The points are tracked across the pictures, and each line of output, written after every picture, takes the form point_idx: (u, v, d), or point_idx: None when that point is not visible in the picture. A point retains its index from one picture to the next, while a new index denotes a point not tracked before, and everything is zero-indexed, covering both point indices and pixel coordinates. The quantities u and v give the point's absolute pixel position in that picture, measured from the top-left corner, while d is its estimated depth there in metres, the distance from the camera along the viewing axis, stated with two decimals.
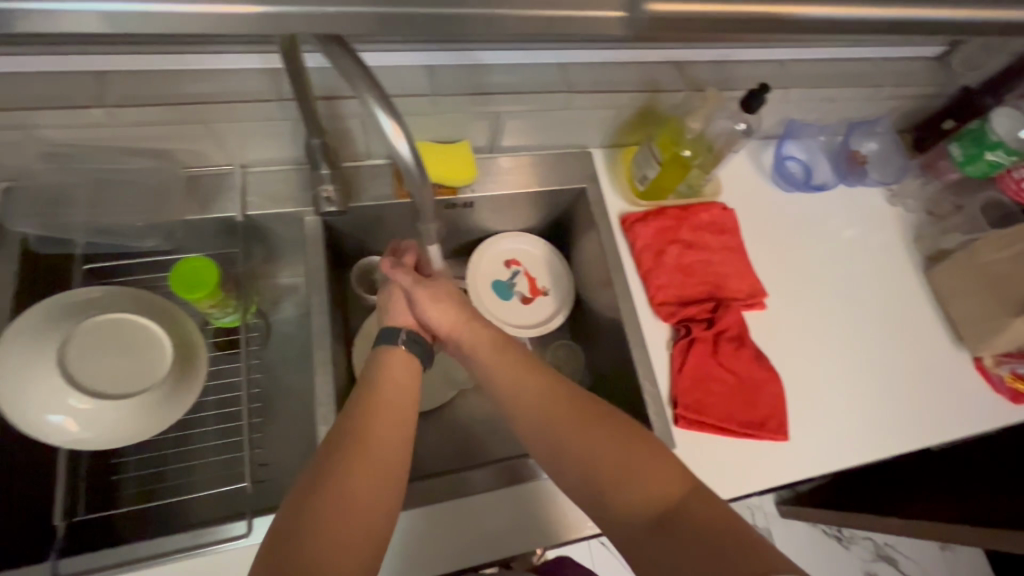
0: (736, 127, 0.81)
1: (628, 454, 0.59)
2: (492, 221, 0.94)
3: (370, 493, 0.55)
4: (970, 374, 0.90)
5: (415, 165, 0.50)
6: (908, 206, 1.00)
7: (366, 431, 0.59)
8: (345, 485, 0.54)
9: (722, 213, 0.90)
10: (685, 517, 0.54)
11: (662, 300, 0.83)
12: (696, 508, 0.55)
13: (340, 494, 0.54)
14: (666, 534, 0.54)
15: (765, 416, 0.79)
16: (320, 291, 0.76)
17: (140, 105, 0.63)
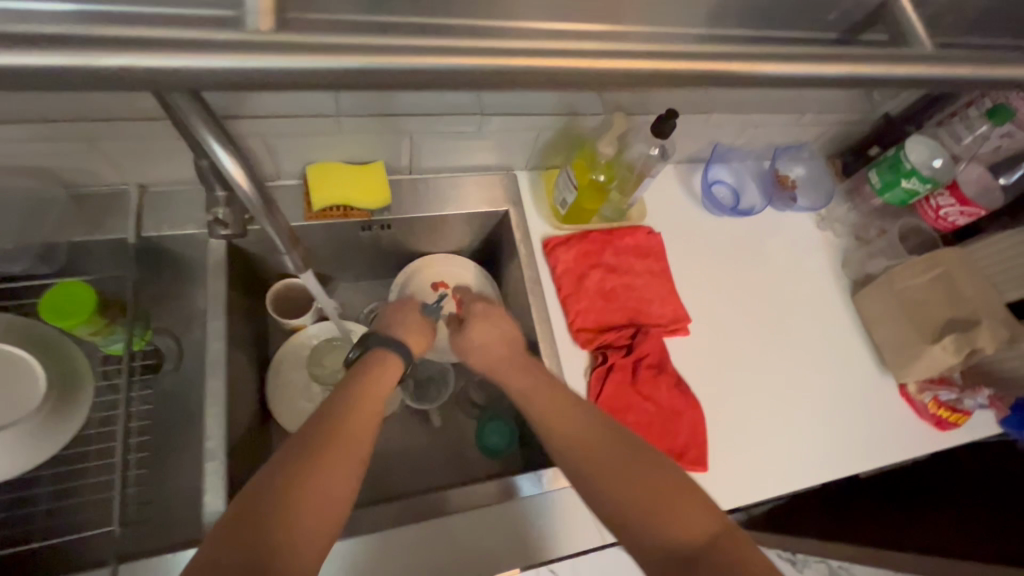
0: (651, 152, 0.80)
1: (657, 491, 0.55)
2: (417, 242, 0.91)
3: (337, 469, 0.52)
4: (895, 401, 0.90)
5: (255, 197, 0.49)
6: (836, 231, 1.01)
7: (355, 416, 0.57)
8: (324, 471, 0.51)
9: (647, 237, 0.90)
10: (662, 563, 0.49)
11: (582, 326, 0.82)
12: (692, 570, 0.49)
13: (316, 482, 0.50)
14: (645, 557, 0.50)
15: (684, 446, 0.77)
16: (219, 318, 0.73)
17: (12, 123, 0.60)
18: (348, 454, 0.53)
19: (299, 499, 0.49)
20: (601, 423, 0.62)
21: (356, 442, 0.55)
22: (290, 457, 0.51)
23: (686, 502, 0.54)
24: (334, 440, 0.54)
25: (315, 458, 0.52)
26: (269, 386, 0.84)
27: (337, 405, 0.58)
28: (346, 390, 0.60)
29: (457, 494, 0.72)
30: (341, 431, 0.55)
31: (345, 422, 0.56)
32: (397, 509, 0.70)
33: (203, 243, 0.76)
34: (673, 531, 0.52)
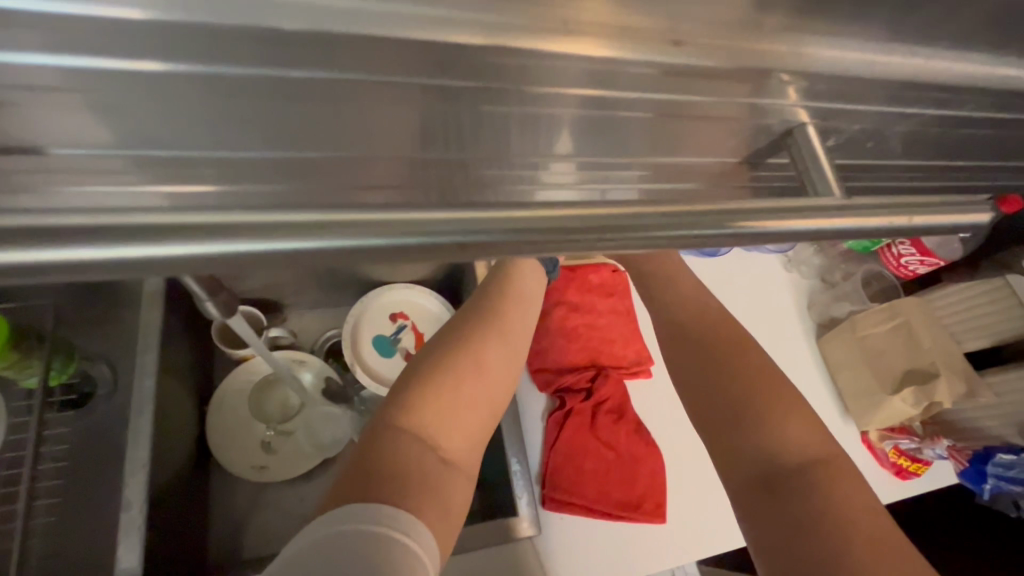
0: None
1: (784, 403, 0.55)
2: (377, 272, 0.88)
3: (483, 370, 0.56)
4: (857, 448, 0.88)
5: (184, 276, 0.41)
6: (803, 272, 1.01)
7: (504, 315, 0.63)
8: (486, 360, 0.57)
9: (612, 275, 0.88)
10: (799, 484, 0.50)
11: (540, 366, 0.79)
12: (835, 482, 0.49)
13: (462, 369, 0.55)
14: (783, 496, 0.50)
15: (641, 496, 0.74)
16: (152, 350, 0.68)
17: None
18: (496, 347, 0.59)
19: (449, 382, 0.53)
20: (740, 330, 0.61)
21: (501, 347, 0.60)
22: (448, 346, 0.57)
23: (808, 417, 0.54)
24: (486, 336, 0.59)
25: (477, 347, 0.58)
26: (210, 420, 0.79)
27: (493, 302, 0.64)
28: (495, 291, 0.65)
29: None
30: (492, 334, 0.60)
31: (499, 320, 0.62)
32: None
33: (141, 269, 0.71)
34: (778, 447, 0.52)
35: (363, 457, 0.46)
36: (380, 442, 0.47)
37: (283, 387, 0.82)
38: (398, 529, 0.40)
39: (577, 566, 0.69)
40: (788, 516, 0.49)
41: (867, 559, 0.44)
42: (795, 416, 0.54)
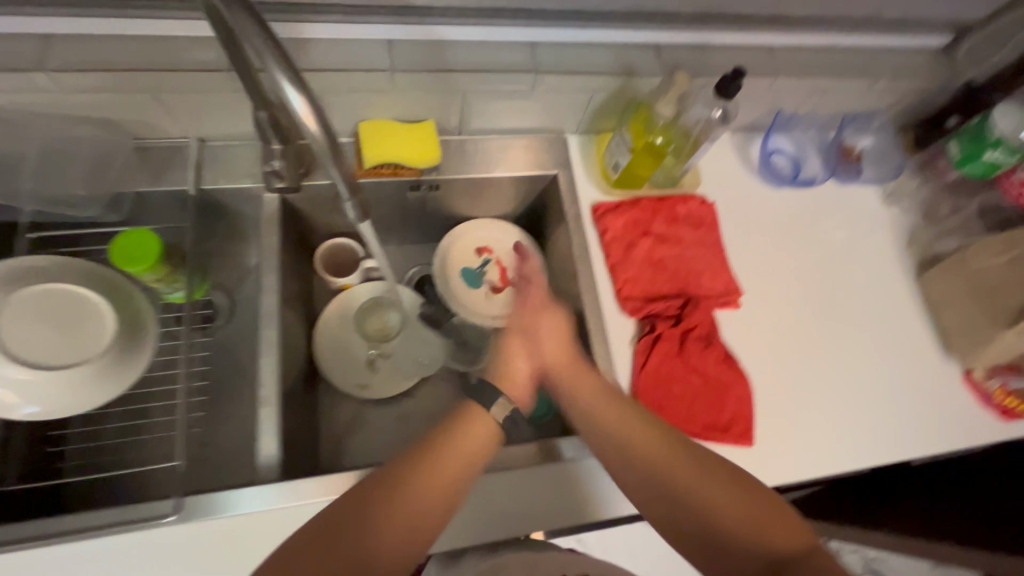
0: (712, 114, 0.76)
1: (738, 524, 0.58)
2: (463, 206, 0.91)
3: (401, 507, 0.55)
4: (958, 389, 0.85)
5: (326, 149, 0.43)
6: (903, 206, 0.95)
7: (419, 487, 0.56)
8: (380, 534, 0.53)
9: (700, 206, 0.86)
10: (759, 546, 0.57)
11: (628, 294, 0.80)
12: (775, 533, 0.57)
13: (353, 552, 0.52)
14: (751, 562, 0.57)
15: (729, 420, 0.75)
16: (274, 271, 0.75)
17: (85, 71, 0.62)
18: (397, 527, 0.54)
19: (342, 561, 0.51)
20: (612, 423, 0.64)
21: (401, 512, 0.55)
22: (342, 519, 0.53)
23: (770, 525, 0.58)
24: (382, 513, 0.54)
25: (373, 527, 0.53)
26: (317, 342, 0.86)
27: (413, 466, 0.57)
28: (425, 450, 0.58)
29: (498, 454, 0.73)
30: (391, 510, 0.54)
31: (412, 483, 0.56)
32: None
33: (259, 198, 0.77)
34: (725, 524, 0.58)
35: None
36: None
37: (383, 312, 0.88)
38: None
39: None
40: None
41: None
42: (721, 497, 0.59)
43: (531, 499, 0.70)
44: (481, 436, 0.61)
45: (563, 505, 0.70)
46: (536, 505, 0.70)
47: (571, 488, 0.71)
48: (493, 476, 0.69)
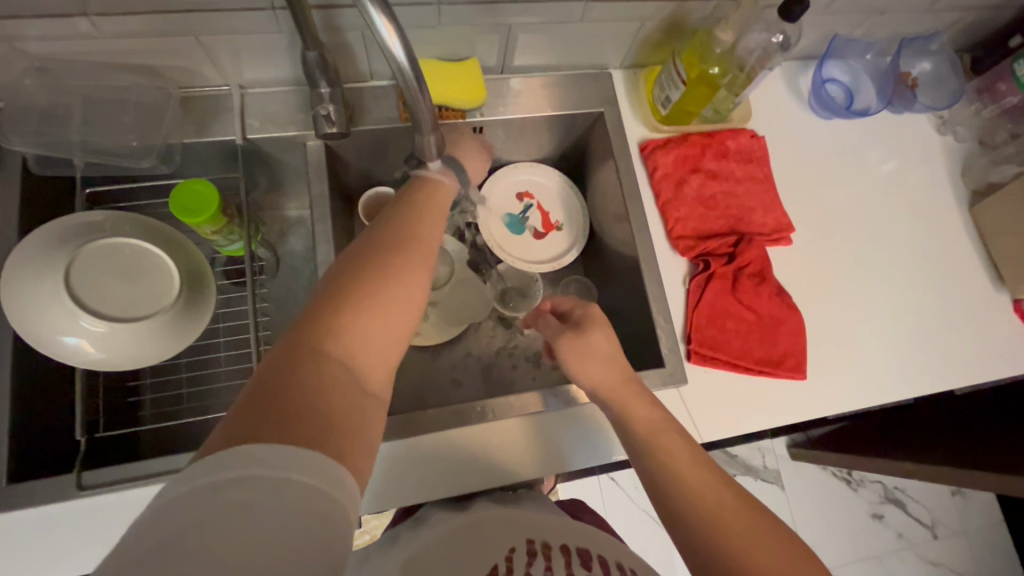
0: (772, 39, 0.72)
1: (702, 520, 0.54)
2: (502, 149, 0.89)
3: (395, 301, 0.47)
4: (1007, 318, 0.85)
5: (411, 72, 0.42)
6: (957, 134, 0.93)
7: (418, 234, 0.53)
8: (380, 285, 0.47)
9: (750, 140, 0.84)
10: None
11: (681, 233, 0.79)
12: None
13: (383, 305, 0.46)
14: None
15: (783, 354, 0.76)
16: (326, 220, 0.74)
17: (125, 13, 0.60)
18: (415, 271, 0.50)
19: (366, 320, 0.45)
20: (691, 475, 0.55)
21: (416, 263, 0.51)
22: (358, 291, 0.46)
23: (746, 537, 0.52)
24: (398, 260, 0.49)
25: (388, 276, 0.48)
26: None
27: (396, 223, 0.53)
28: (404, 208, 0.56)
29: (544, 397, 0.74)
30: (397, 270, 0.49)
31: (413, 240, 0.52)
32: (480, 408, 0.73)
33: (302, 146, 0.76)
34: None
35: (276, 408, 0.37)
36: (292, 409, 0.37)
37: None
38: (342, 508, 0.35)
39: (724, 414, 0.74)
40: None
41: None
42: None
43: (555, 443, 0.73)
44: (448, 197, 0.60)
45: (596, 440, 0.74)
46: (543, 448, 0.73)
47: (590, 429, 0.74)
48: (500, 423, 0.73)
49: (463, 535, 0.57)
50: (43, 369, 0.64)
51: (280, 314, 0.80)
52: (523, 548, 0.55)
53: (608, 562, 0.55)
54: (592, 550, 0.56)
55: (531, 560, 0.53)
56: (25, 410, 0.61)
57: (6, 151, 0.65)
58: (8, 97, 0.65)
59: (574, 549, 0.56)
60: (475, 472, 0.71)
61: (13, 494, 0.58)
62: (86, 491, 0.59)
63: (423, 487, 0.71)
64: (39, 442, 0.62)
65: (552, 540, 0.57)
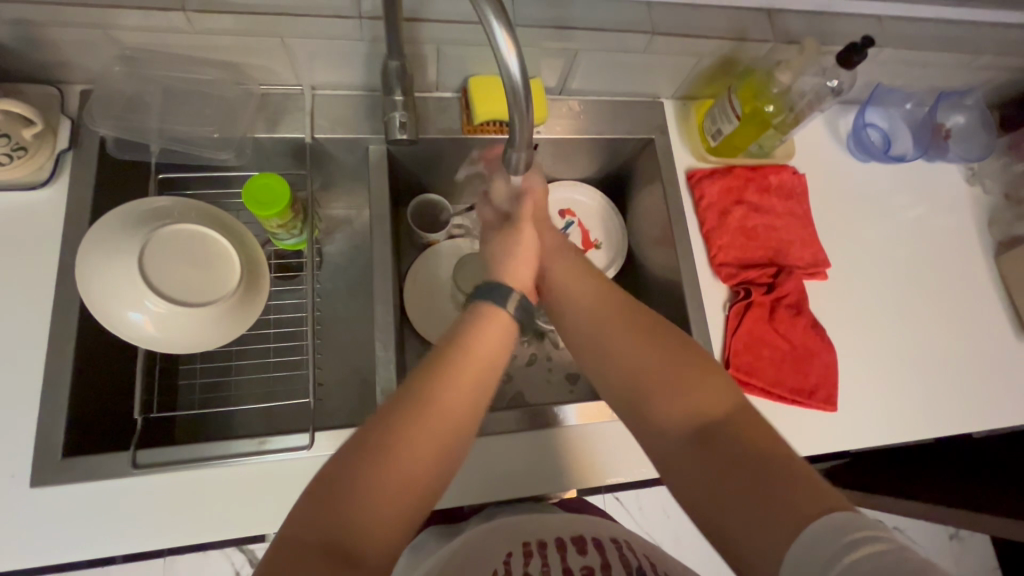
0: (825, 84, 0.76)
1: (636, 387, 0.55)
2: (551, 166, 0.92)
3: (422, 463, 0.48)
4: None
5: (521, 86, 0.46)
6: (986, 187, 0.97)
7: (450, 388, 0.53)
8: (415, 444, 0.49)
9: (792, 177, 0.88)
10: (709, 432, 0.49)
11: (723, 261, 0.82)
12: (726, 424, 0.49)
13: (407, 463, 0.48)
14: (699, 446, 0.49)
15: (815, 385, 0.78)
16: (384, 223, 0.75)
17: (221, 12, 0.62)
18: (440, 434, 0.50)
19: (381, 490, 0.46)
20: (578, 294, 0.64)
21: (442, 425, 0.51)
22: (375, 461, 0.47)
23: (679, 392, 0.53)
24: (424, 423, 0.50)
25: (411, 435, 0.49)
26: (408, 294, 0.85)
27: (426, 379, 0.54)
28: (439, 362, 0.56)
29: (581, 411, 0.75)
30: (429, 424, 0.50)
31: (441, 400, 0.52)
32: (518, 417, 0.74)
33: (365, 149, 0.78)
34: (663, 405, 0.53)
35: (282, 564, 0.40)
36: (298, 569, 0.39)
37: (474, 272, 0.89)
38: None
39: None
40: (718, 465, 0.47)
41: (781, 487, 0.44)
42: (680, 378, 0.53)
43: (590, 459, 0.75)
44: (493, 342, 0.59)
45: (630, 460, 0.75)
46: (579, 461, 0.74)
47: (624, 446, 0.75)
48: (536, 434, 0.74)
49: (483, 538, 0.58)
50: (104, 346, 0.66)
51: (326, 310, 0.82)
52: (518, 551, 0.56)
53: (600, 545, 0.57)
54: (584, 535, 0.58)
55: (527, 561, 0.54)
56: (84, 384, 0.63)
57: (87, 133, 0.68)
58: (96, 82, 0.68)
59: (568, 540, 0.57)
60: (508, 481, 0.73)
61: (70, 467, 0.59)
62: (140, 470, 0.60)
63: (458, 491, 0.72)
64: (97, 418, 0.64)
65: (546, 536, 0.58)
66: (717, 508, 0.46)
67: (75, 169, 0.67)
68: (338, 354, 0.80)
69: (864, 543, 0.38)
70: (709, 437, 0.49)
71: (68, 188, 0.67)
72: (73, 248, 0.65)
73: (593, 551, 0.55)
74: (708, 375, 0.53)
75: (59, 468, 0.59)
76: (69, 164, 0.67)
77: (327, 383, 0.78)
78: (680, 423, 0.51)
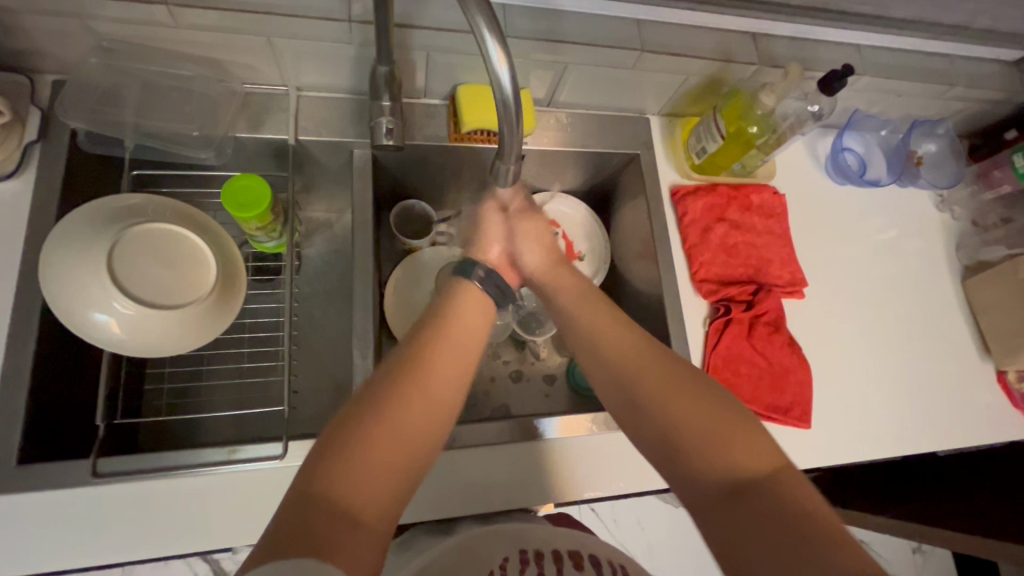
0: (807, 108, 0.78)
1: (671, 430, 0.54)
2: (536, 177, 0.92)
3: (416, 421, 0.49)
4: (992, 387, 0.91)
5: (512, 100, 0.46)
6: (954, 213, 1.00)
7: (434, 351, 0.54)
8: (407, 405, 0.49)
9: (772, 197, 0.89)
10: (761, 494, 0.47)
11: (704, 277, 0.83)
12: (782, 490, 0.47)
13: (397, 416, 0.48)
14: (744, 509, 0.47)
15: (791, 403, 0.79)
16: (366, 228, 0.74)
17: (205, 8, 0.61)
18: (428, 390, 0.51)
19: (372, 446, 0.45)
20: (605, 334, 0.62)
21: (433, 383, 0.52)
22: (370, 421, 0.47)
23: (722, 448, 0.50)
24: (413, 377, 0.51)
25: (401, 397, 0.49)
26: (389, 298, 0.84)
27: (419, 346, 0.55)
28: (424, 329, 0.57)
29: (560, 424, 0.75)
30: (420, 380, 0.51)
31: (433, 364, 0.53)
32: (497, 430, 0.73)
33: (349, 152, 0.76)
34: (705, 465, 0.51)
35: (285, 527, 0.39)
36: (298, 525, 0.39)
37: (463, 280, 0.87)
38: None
39: None
40: (772, 536, 0.45)
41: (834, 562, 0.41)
42: (726, 436, 0.51)
43: (569, 473, 0.74)
44: (473, 301, 0.62)
45: (607, 473, 0.75)
46: (557, 474, 0.74)
47: (603, 461, 0.75)
48: (517, 447, 0.73)
49: (467, 547, 0.57)
50: (66, 348, 0.63)
51: (305, 314, 0.80)
52: (516, 557, 0.56)
53: (597, 562, 0.56)
54: (583, 551, 0.57)
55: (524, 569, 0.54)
56: (43, 387, 0.60)
57: (57, 125, 0.65)
58: (70, 73, 0.66)
59: (565, 554, 0.57)
60: (485, 494, 0.72)
61: (22, 475, 0.56)
62: (100, 479, 0.57)
63: (434, 503, 0.70)
64: (54, 423, 0.61)
65: (543, 547, 0.58)
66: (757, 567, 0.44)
67: (44, 163, 0.64)
68: (313, 359, 0.78)
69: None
70: (754, 501, 0.47)
71: (34, 181, 0.64)
72: (38, 245, 0.62)
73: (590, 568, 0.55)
74: (762, 438, 0.51)
75: (14, 476, 0.56)
76: (36, 157, 0.65)
77: (302, 389, 0.77)
78: (719, 481, 0.49)
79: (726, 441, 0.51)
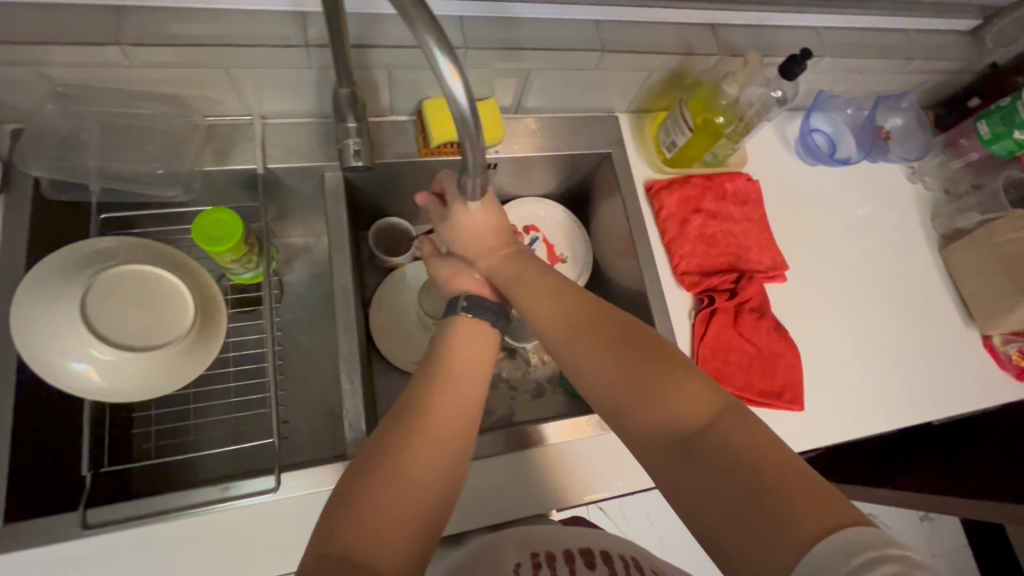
0: (771, 94, 0.80)
1: (610, 394, 0.57)
2: (511, 184, 0.92)
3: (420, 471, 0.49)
4: (979, 352, 0.92)
5: (470, 115, 0.46)
6: (926, 184, 1.02)
7: (434, 402, 0.54)
8: (410, 459, 0.49)
9: (746, 184, 0.90)
10: (705, 442, 0.50)
11: (686, 270, 0.83)
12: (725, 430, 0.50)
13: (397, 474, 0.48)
14: (695, 460, 0.49)
15: (782, 387, 0.79)
16: (343, 250, 0.74)
17: (160, 45, 0.60)
18: (428, 442, 0.51)
19: (373, 511, 0.45)
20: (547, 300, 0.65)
21: (434, 432, 0.52)
22: (362, 475, 0.47)
23: (665, 402, 0.53)
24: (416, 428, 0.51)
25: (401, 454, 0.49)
26: (374, 317, 0.83)
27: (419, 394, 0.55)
28: (425, 379, 0.57)
29: (555, 429, 0.74)
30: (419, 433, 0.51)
31: (433, 412, 0.53)
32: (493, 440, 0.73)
33: (320, 176, 0.76)
34: (652, 419, 0.53)
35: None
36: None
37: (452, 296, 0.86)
38: None
39: None
40: (724, 485, 0.47)
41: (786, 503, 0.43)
42: (669, 391, 0.54)
43: (567, 477, 0.74)
44: (471, 339, 0.62)
45: (606, 474, 0.75)
46: (556, 480, 0.73)
47: (601, 462, 0.75)
48: (514, 457, 0.73)
49: (488, 550, 0.56)
50: (46, 399, 0.62)
51: (290, 342, 0.80)
52: (528, 561, 0.55)
53: (608, 557, 0.56)
54: (593, 548, 0.58)
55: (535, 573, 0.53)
56: (24, 441, 0.59)
57: (19, 175, 0.64)
58: (28, 121, 0.65)
59: (577, 552, 0.57)
60: (485, 507, 0.71)
61: (9, 533, 0.55)
62: (91, 530, 0.56)
63: None
64: (40, 477, 0.60)
65: (555, 549, 0.57)
66: (719, 519, 0.46)
67: (8, 214, 0.63)
68: (302, 386, 0.77)
69: (879, 559, 0.38)
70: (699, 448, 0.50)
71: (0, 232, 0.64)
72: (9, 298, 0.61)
73: (602, 564, 0.55)
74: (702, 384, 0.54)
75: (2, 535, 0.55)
76: None
77: (292, 418, 0.76)
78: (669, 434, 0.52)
79: (668, 394, 0.54)
